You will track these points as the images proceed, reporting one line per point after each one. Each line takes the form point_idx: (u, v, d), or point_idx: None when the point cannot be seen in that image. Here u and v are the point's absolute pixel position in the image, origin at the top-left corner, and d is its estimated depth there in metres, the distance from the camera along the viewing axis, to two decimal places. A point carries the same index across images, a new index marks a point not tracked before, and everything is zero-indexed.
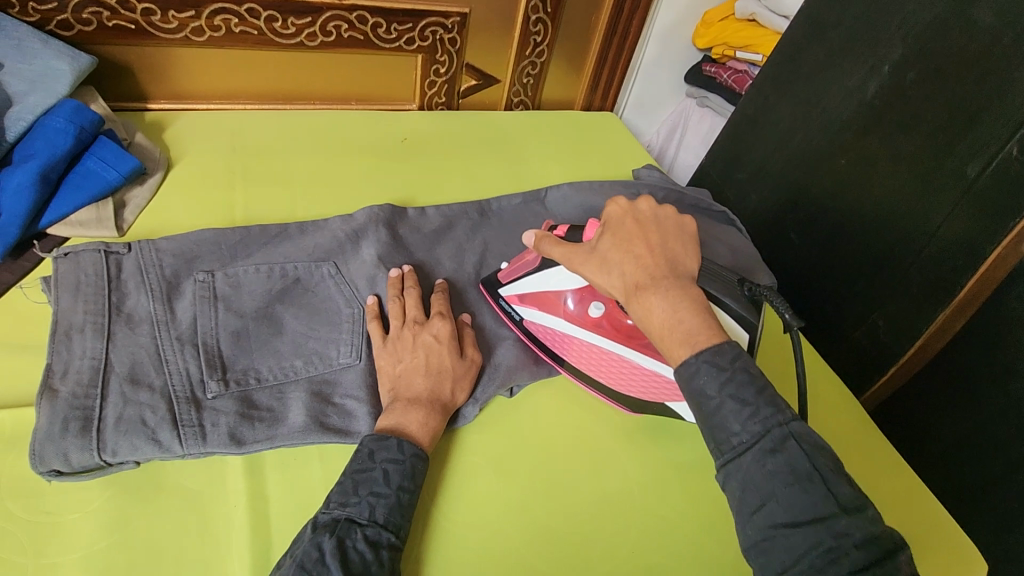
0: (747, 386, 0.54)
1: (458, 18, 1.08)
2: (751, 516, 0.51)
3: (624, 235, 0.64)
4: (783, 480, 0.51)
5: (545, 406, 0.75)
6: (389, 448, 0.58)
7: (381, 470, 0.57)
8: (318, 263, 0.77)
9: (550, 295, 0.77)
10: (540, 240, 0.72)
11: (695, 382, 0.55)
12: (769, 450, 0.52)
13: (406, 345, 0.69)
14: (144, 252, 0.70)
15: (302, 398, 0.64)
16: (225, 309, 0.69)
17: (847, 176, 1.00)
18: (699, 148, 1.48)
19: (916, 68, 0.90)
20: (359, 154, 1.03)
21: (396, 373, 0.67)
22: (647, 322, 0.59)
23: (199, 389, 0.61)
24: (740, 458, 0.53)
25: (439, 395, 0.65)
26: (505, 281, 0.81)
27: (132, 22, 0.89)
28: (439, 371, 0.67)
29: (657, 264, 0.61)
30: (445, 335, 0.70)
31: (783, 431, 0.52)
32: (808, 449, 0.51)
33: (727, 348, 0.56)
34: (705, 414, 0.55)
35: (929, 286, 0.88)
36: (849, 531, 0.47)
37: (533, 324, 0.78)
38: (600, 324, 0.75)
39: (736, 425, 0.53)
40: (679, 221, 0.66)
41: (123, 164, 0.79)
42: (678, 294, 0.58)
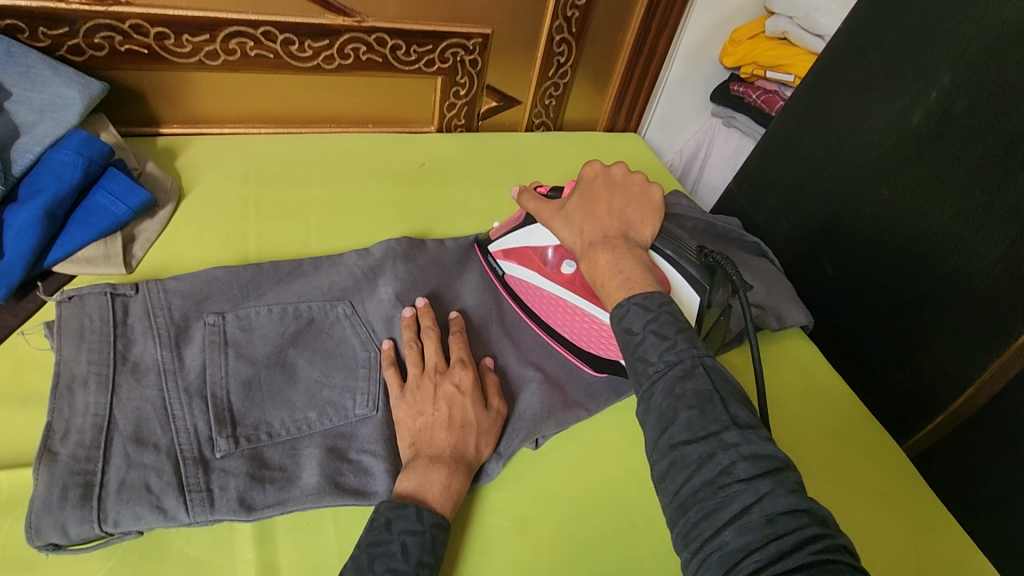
0: (670, 323, 0.55)
1: (480, 39, 1.04)
2: (656, 441, 0.51)
3: (589, 197, 0.71)
4: (687, 402, 0.50)
5: (572, 460, 0.71)
6: (407, 518, 0.54)
7: (399, 543, 0.52)
8: (333, 303, 0.73)
9: (531, 252, 0.80)
10: (522, 195, 0.78)
11: (622, 321, 0.57)
12: (681, 377, 0.52)
13: (427, 395, 0.65)
14: (152, 294, 0.67)
15: (317, 455, 0.60)
16: (236, 355, 0.65)
17: (888, 207, 0.95)
18: (725, 171, 1.42)
19: (966, 97, 0.85)
20: (376, 180, 0.99)
21: (417, 428, 0.63)
22: (592, 272, 0.66)
23: (207, 447, 0.58)
24: (653, 385, 0.53)
25: (463, 453, 0.61)
26: (495, 238, 0.83)
27: (145, 46, 0.86)
28: (463, 425, 0.62)
29: (612, 224, 0.68)
30: (468, 384, 0.66)
31: (694, 360, 0.53)
32: (715, 377, 0.52)
33: (658, 294, 0.58)
34: (628, 350, 0.56)
35: (978, 327, 0.83)
36: (737, 443, 0.48)
37: (513, 278, 0.81)
38: (571, 282, 0.78)
39: (653, 356, 0.54)
40: (646, 189, 0.72)
41: (132, 197, 0.76)
42: (625, 253, 0.64)
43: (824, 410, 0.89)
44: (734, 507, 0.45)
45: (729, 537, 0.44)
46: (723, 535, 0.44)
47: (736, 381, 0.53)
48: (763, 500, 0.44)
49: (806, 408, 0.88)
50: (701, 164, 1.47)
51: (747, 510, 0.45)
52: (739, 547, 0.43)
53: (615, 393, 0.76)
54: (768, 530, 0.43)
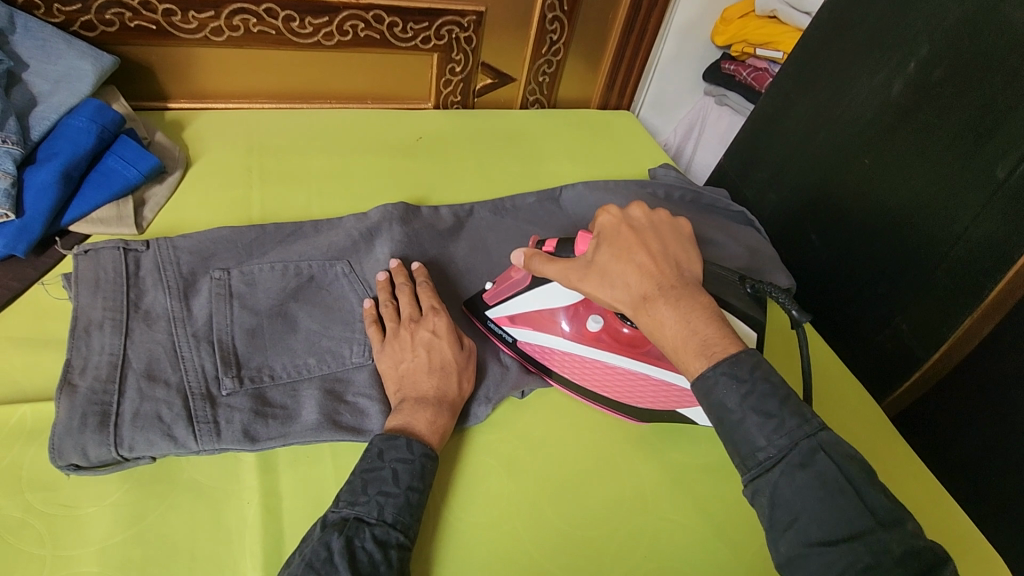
0: (770, 397, 0.53)
1: (474, 17, 1.08)
2: (784, 532, 0.50)
3: (621, 245, 0.63)
4: (815, 494, 0.50)
5: (558, 407, 0.75)
6: (398, 448, 0.58)
7: (390, 469, 0.57)
8: (332, 262, 0.77)
9: (544, 315, 0.74)
10: (530, 257, 0.69)
11: (714, 397, 0.54)
12: (798, 464, 0.51)
13: (405, 344, 0.68)
14: (162, 250, 0.71)
15: (316, 396, 0.65)
16: (240, 306, 0.69)
17: (869, 176, 0.98)
18: (718, 148, 1.45)
19: (942, 66, 0.88)
20: (374, 152, 1.03)
21: (400, 374, 0.66)
22: (659, 335, 0.59)
23: (214, 385, 0.62)
24: (767, 472, 0.52)
25: (446, 395, 0.65)
26: (491, 303, 0.77)
27: (153, 23, 0.90)
28: (442, 368, 0.66)
29: (663, 272, 0.60)
30: (443, 329, 0.69)
31: (811, 443, 0.51)
32: (838, 459, 0.50)
33: (743, 356, 0.55)
34: (728, 431, 0.54)
35: (953, 290, 0.86)
36: (887, 546, 0.47)
37: (528, 346, 0.75)
38: (600, 338, 0.73)
39: (761, 439, 0.52)
40: (673, 224, 0.66)
41: (142, 162, 0.81)
42: (690, 304, 0.58)
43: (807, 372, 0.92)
44: None
45: None
46: None
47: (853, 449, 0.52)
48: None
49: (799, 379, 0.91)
50: (695, 142, 1.49)
51: None
52: None
53: None
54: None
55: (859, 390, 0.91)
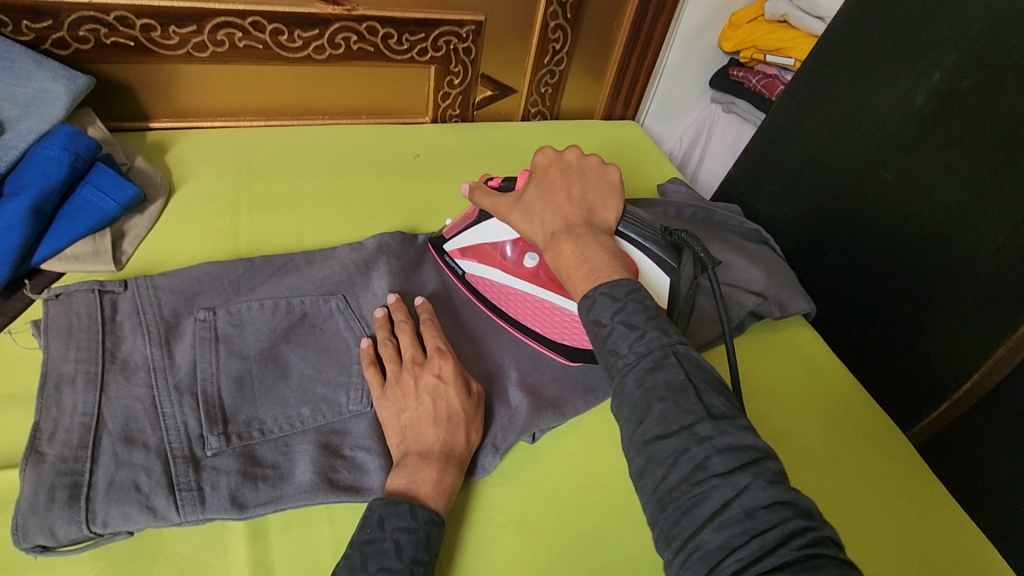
0: (638, 312, 0.54)
1: (473, 27, 1.02)
2: (632, 437, 0.50)
3: (547, 186, 0.68)
4: (660, 395, 0.49)
5: (570, 453, 0.70)
6: (400, 515, 0.53)
7: (393, 541, 0.52)
8: (326, 297, 0.72)
9: (490, 248, 0.79)
10: (474, 190, 0.75)
11: (590, 312, 0.56)
12: (650, 368, 0.51)
13: (408, 389, 0.63)
14: (141, 291, 0.66)
15: (310, 452, 0.59)
16: (227, 351, 0.64)
17: (891, 191, 0.93)
18: (726, 157, 1.40)
19: (970, 78, 0.83)
20: (369, 172, 0.97)
21: (404, 424, 0.61)
22: (557, 263, 0.64)
23: (198, 445, 0.57)
24: (624, 378, 0.52)
25: (453, 449, 0.60)
26: (448, 237, 0.82)
27: (131, 39, 0.84)
28: (450, 418, 0.61)
29: (574, 212, 0.66)
30: (449, 373, 0.64)
31: (664, 348, 0.52)
32: (685, 364, 0.51)
33: (622, 282, 0.57)
34: (598, 341, 0.55)
35: (985, 315, 0.81)
36: (711, 435, 0.47)
37: (473, 278, 0.80)
38: (535, 275, 0.77)
39: (624, 348, 0.53)
40: (602, 171, 0.71)
41: (120, 192, 0.75)
42: (589, 239, 0.63)
43: (833, 403, 0.87)
44: (713, 502, 0.44)
45: (708, 535, 0.43)
46: (702, 534, 0.43)
47: (709, 366, 0.52)
48: (748, 498, 0.43)
49: (825, 413, 0.85)
50: (701, 150, 1.44)
51: (727, 505, 0.44)
52: (718, 545, 0.42)
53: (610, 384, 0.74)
54: (747, 526, 0.42)
55: (888, 423, 0.86)
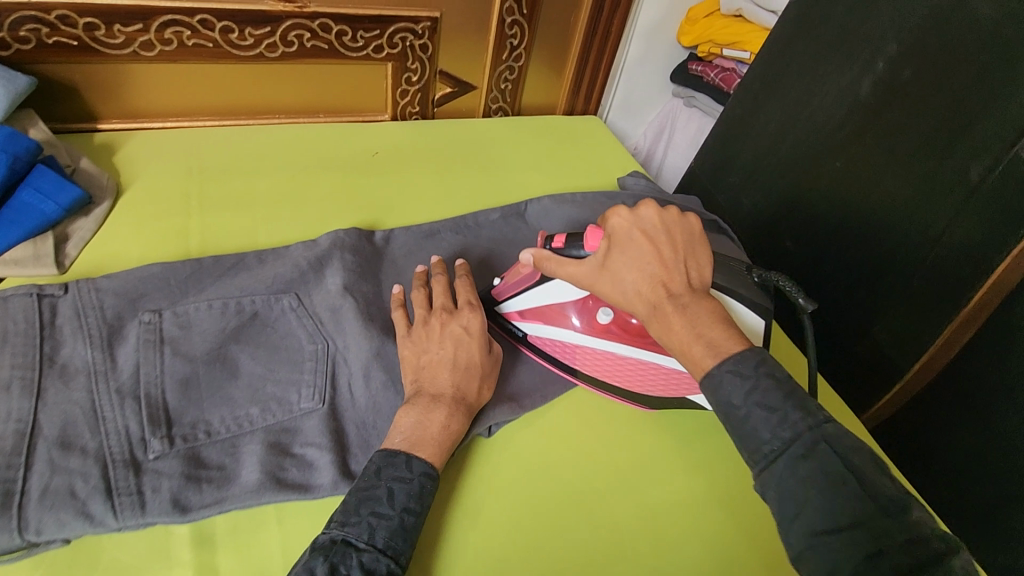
0: (774, 391, 0.53)
1: (429, 23, 1.02)
2: (790, 526, 0.49)
3: (635, 251, 0.62)
4: (817, 485, 0.48)
5: (525, 445, 0.70)
6: (397, 466, 0.57)
7: (386, 488, 0.55)
8: (278, 295, 0.72)
9: (554, 308, 0.74)
10: (541, 261, 0.69)
11: (719, 393, 0.54)
12: (800, 455, 0.50)
13: (433, 334, 0.68)
14: (83, 294, 0.64)
15: (257, 451, 0.59)
16: (172, 353, 0.63)
17: (842, 179, 0.95)
18: (688, 151, 1.44)
19: (911, 66, 0.85)
20: (327, 171, 0.97)
21: (420, 363, 0.66)
22: (666, 338, 0.59)
23: (140, 449, 0.56)
24: (771, 465, 0.51)
25: (464, 396, 0.64)
26: (502, 298, 0.77)
27: (74, 38, 0.82)
28: (467, 367, 0.66)
29: (674, 279, 0.60)
30: (474, 327, 0.69)
31: (815, 435, 0.50)
32: (841, 451, 0.49)
33: (748, 355, 0.55)
34: (733, 423, 0.54)
35: (932, 295, 0.83)
36: (889, 531, 0.45)
37: (540, 339, 0.76)
38: (609, 330, 0.72)
39: (766, 434, 0.52)
40: (684, 224, 0.65)
41: (62, 194, 0.74)
42: (699, 310, 0.59)
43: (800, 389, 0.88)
44: None
45: None
46: None
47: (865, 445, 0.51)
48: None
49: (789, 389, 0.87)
50: (665, 143, 1.47)
51: None
52: None
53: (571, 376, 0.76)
54: None
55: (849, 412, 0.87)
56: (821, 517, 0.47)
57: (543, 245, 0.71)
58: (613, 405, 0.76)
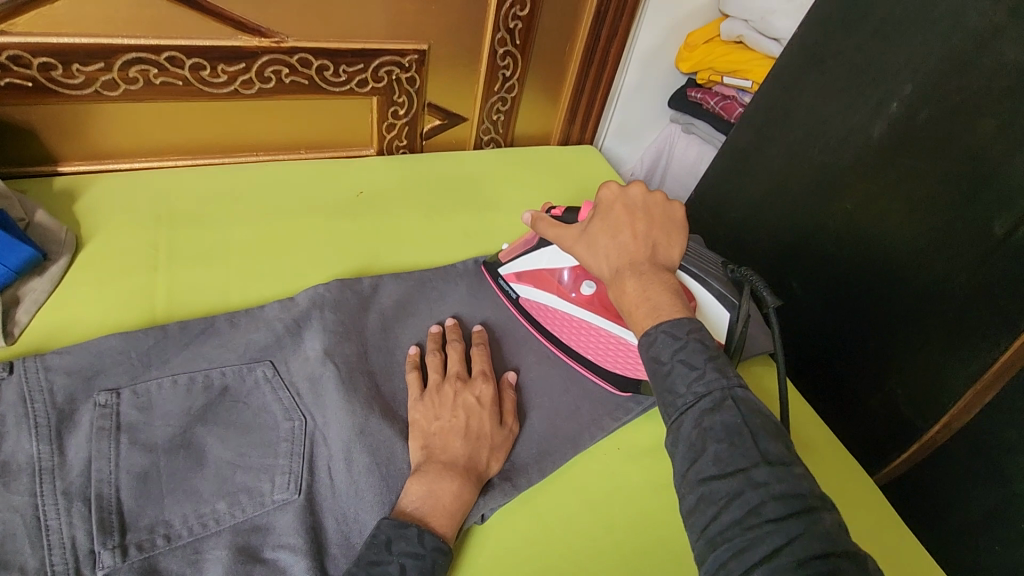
0: (698, 352, 0.52)
1: (416, 56, 0.96)
2: (684, 475, 0.48)
3: (612, 220, 0.65)
4: (716, 437, 0.48)
5: (524, 530, 0.64)
6: (409, 539, 0.55)
7: (398, 564, 0.53)
8: (251, 365, 0.66)
9: (547, 275, 0.82)
10: (536, 220, 0.76)
11: (651, 349, 0.54)
12: (709, 410, 0.49)
13: (446, 402, 0.67)
14: (29, 374, 0.58)
15: (223, 558, 0.53)
16: (130, 442, 0.57)
17: (853, 223, 0.90)
18: (687, 177, 1.38)
19: (928, 109, 0.80)
20: (308, 215, 0.90)
21: (432, 431, 0.65)
22: (620, 299, 0.61)
23: (88, 564, 0.49)
24: (682, 417, 0.50)
25: (474, 463, 0.63)
26: (504, 261, 0.86)
27: (29, 79, 0.76)
28: (477, 436, 0.65)
29: (639, 249, 0.62)
30: (487, 398, 0.69)
31: (725, 393, 0.50)
32: (745, 411, 0.48)
33: (684, 321, 0.55)
34: (656, 378, 0.53)
35: (951, 349, 0.79)
36: (768, 481, 0.44)
37: (528, 301, 0.82)
38: (591, 302, 0.79)
39: (682, 387, 0.51)
40: (668, 208, 0.66)
41: (13, 256, 0.68)
42: (653, 278, 0.59)
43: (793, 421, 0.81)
44: (765, 548, 0.41)
45: None
46: None
47: (771, 413, 0.50)
48: (794, 543, 0.41)
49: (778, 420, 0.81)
50: (662, 173, 1.42)
51: (778, 552, 0.41)
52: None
53: (570, 447, 0.70)
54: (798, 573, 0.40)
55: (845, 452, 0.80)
56: (713, 466, 0.46)
57: (542, 212, 0.78)
58: (613, 479, 0.70)
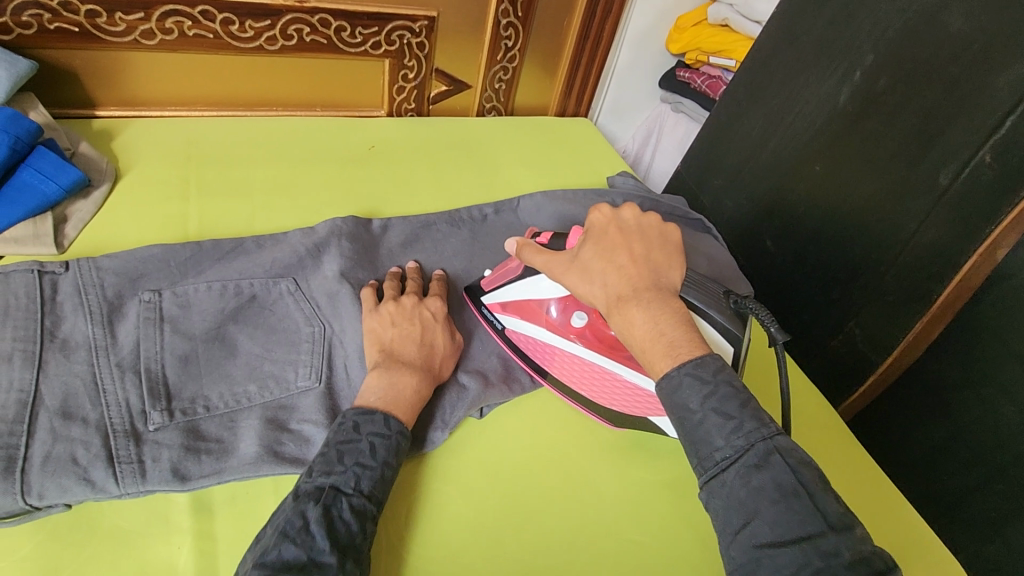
0: (730, 399, 0.53)
1: (426, 22, 1.05)
2: (735, 537, 0.48)
3: (607, 244, 0.63)
4: (768, 496, 0.48)
5: (515, 426, 0.73)
6: (375, 423, 0.58)
7: (368, 442, 0.57)
8: (276, 279, 0.73)
9: (534, 304, 0.76)
10: (522, 248, 0.72)
11: (676, 396, 0.54)
12: (753, 465, 0.50)
13: (405, 313, 0.71)
14: (84, 272, 0.66)
15: (255, 426, 0.60)
16: (172, 331, 0.65)
17: (820, 183, 0.99)
18: (675, 153, 1.47)
19: (887, 76, 0.89)
20: (325, 162, 0.99)
21: (390, 336, 0.68)
22: (628, 334, 0.58)
23: (140, 420, 0.57)
24: (723, 473, 0.51)
25: (429, 366, 0.67)
26: (487, 289, 0.80)
27: (75, 25, 0.84)
28: (431, 345, 0.69)
29: (641, 276, 0.60)
30: (441, 313, 0.73)
31: (768, 444, 0.50)
32: (792, 463, 0.49)
33: (709, 361, 0.55)
34: (689, 430, 0.53)
35: (901, 292, 0.88)
36: (837, 550, 0.45)
37: (515, 333, 0.77)
38: (583, 335, 0.74)
39: (719, 440, 0.52)
40: (662, 230, 0.65)
41: (63, 176, 0.75)
42: (661, 308, 0.58)
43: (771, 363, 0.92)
44: None
45: None
46: None
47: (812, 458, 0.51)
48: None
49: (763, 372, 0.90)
50: (652, 150, 1.51)
51: None
52: None
53: None
54: None
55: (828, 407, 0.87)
56: (769, 529, 0.47)
57: (527, 239, 0.75)
58: None
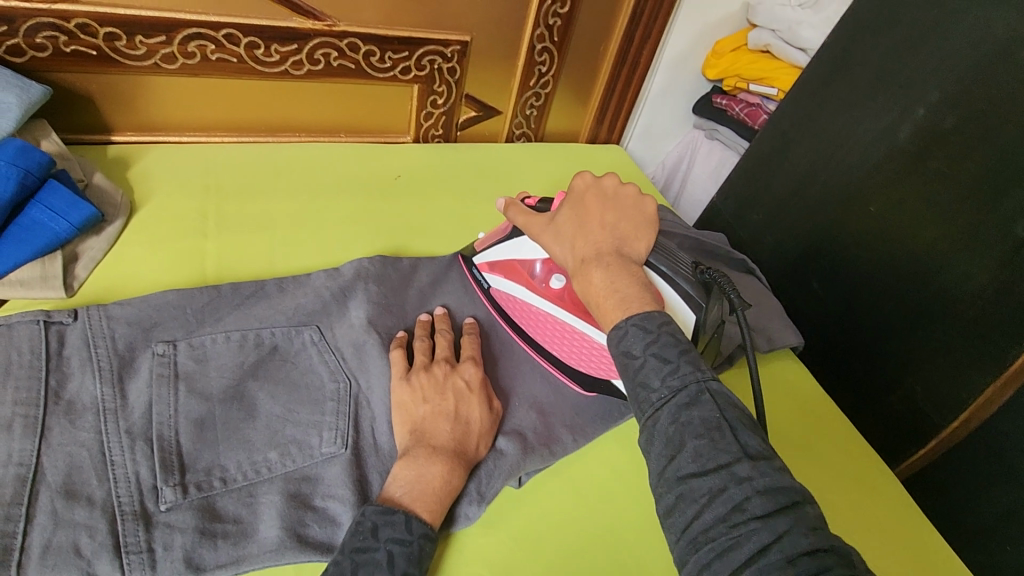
0: (671, 346, 0.52)
1: (458, 47, 1.00)
2: (662, 472, 0.47)
3: (580, 211, 0.64)
4: (694, 431, 0.47)
5: (556, 495, 0.67)
6: (395, 525, 0.53)
7: (385, 551, 0.52)
8: (299, 328, 0.68)
9: (518, 264, 0.76)
10: (508, 207, 0.71)
11: (621, 343, 0.54)
12: (685, 405, 0.49)
13: (438, 383, 0.65)
14: (93, 322, 0.60)
15: (276, 504, 0.55)
16: (187, 391, 0.59)
17: (876, 225, 0.93)
18: (709, 184, 1.39)
19: (955, 115, 0.83)
20: (350, 192, 0.93)
21: (420, 415, 0.62)
22: (586, 292, 0.60)
23: (151, 498, 0.52)
24: (657, 412, 0.49)
25: (463, 449, 0.61)
26: (480, 249, 0.80)
27: (93, 48, 0.79)
28: (467, 423, 0.63)
29: (606, 241, 0.61)
30: (476, 382, 0.67)
31: (700, 385, 0.49)
32: (722, 403, 0.49)
33: (656, 314, 0.55)
34: (628, 373, 0.53)
35: (971, 351, 0.81)
36: (750, 475, 0.45)
37: (498, 292, 0.78)
38: (560, 297, 0.74)
39: (656, 382, 0.50)
40: (640, 201, 0.65)
41: (75, 212, 0.70)
42: (620, 269, 0.59)
43: (821, 422, 0.86)
44: (749, 547, 0.42)
45: None
46: None
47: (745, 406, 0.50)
48: (783, 539, 0.41)
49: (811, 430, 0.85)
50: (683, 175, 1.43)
51: (765, 548, 0.41)
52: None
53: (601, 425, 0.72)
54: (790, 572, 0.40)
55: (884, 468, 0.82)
56: (692, 460, 0.46)
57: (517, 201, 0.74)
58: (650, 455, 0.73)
